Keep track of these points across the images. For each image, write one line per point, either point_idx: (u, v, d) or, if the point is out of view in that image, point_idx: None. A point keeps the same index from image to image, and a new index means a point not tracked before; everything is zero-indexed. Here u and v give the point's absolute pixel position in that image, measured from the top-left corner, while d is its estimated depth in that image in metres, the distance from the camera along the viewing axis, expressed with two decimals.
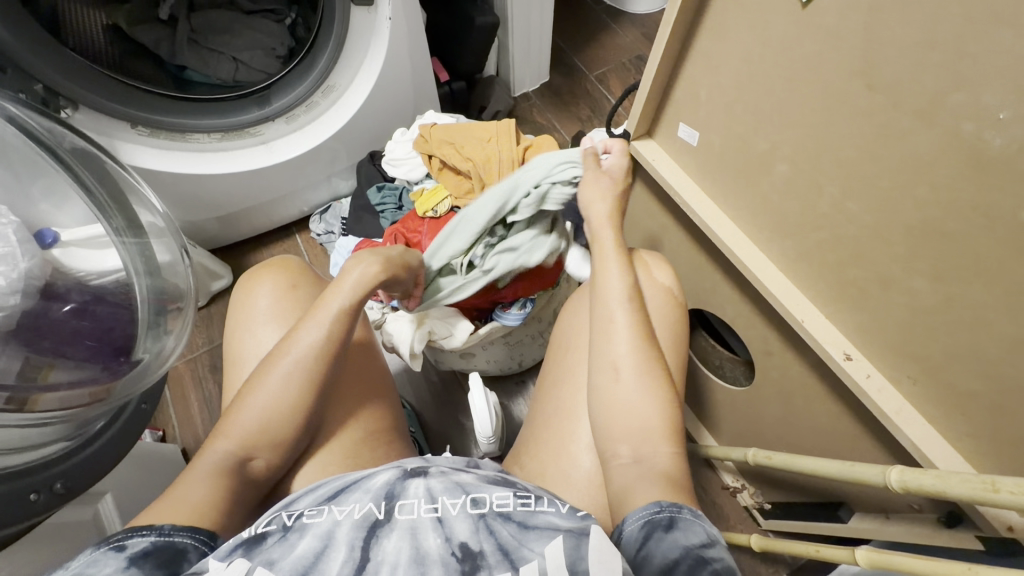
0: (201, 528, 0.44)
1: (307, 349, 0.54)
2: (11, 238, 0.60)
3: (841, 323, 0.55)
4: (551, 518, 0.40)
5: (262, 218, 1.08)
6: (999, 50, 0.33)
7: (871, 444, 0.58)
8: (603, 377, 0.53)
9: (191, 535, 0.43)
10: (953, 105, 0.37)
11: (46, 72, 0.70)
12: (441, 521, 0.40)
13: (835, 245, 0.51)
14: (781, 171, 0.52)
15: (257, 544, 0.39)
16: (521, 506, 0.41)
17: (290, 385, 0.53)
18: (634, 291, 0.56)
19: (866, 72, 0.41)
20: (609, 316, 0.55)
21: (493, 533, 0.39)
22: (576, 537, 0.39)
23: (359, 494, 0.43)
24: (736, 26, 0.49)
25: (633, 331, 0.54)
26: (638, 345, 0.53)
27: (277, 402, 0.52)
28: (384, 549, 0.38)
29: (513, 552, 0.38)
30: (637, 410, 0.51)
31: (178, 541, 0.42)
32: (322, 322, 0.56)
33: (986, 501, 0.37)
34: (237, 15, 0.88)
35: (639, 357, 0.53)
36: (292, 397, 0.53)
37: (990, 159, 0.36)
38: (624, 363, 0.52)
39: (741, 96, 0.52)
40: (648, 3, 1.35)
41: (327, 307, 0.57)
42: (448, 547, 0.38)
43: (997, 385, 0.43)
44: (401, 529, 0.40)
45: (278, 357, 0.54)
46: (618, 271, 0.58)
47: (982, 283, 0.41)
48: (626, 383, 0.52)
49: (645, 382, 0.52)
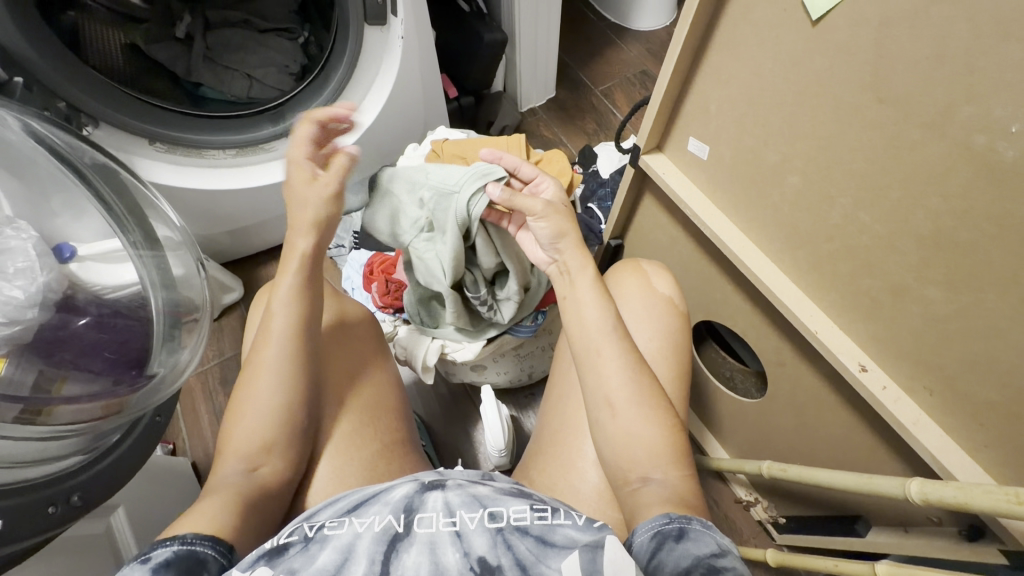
0: (221, 540, 0.44)
1: (269, 368, 0.55)
2: (31, 253, 0.64)
3: (854, 333, 0.55)
4: (569, 532, 0.40)
5: (272, 231, 1.08)
6: (1006, 63, 0.34)
7: (888, 456, 0.57)
8: (596, 411, 0.52)
9: (212, 545, 0.43)
10: (964, 118, 0.37)
11: (67, 88, 0.71)
12: (459, 535, 0.40)
13: (847, 256, 0.51)
14: (792, 182, 0.53)
15: (279, 554, 0.40)
16: (539, 520, 0.41)
17: (266, 419, 0.53)
18: (617, 320, 0.54)
19: (876, 86, 0.42)
20: (596, 347, 0.53)
21: (510, 547, 0.39)
22: (591, 550, 0.38)
23: (378, 506, 0.43)
24: (746, 42, 0.50)
25: (625, 358, 0.52)
26: (634, 371, 0.51)
27: (257, 420, 0.54)
28: (404, 564, 0.39)
29: (531, 568, 0.38)
30: (643, 433, 0.49)
31: (199, 551, 0.42)
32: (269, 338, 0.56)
33: (1008, 512, 0.37)
34: (253, 34, 0.91)
35: (639, 382, 0.51)
36: (271, 425, 0.53)
37: (1001, 171, 0.37)
38: (620, 396, 0.50)
39: (751, 110, 0.53)
40: (652, 20, 1.37)
41: (269, 329, 0.57)
42: (467, 561, 0.38)
43: (1015, 394, 0.43)
44: (419, 543, 0.40)
45: (246, 385, 0.56)
46: (596, 302, 0.54)
47: (998, 291, 0.41)
48: (624, 415, 0.50)
49: (644, 406, 0.50)
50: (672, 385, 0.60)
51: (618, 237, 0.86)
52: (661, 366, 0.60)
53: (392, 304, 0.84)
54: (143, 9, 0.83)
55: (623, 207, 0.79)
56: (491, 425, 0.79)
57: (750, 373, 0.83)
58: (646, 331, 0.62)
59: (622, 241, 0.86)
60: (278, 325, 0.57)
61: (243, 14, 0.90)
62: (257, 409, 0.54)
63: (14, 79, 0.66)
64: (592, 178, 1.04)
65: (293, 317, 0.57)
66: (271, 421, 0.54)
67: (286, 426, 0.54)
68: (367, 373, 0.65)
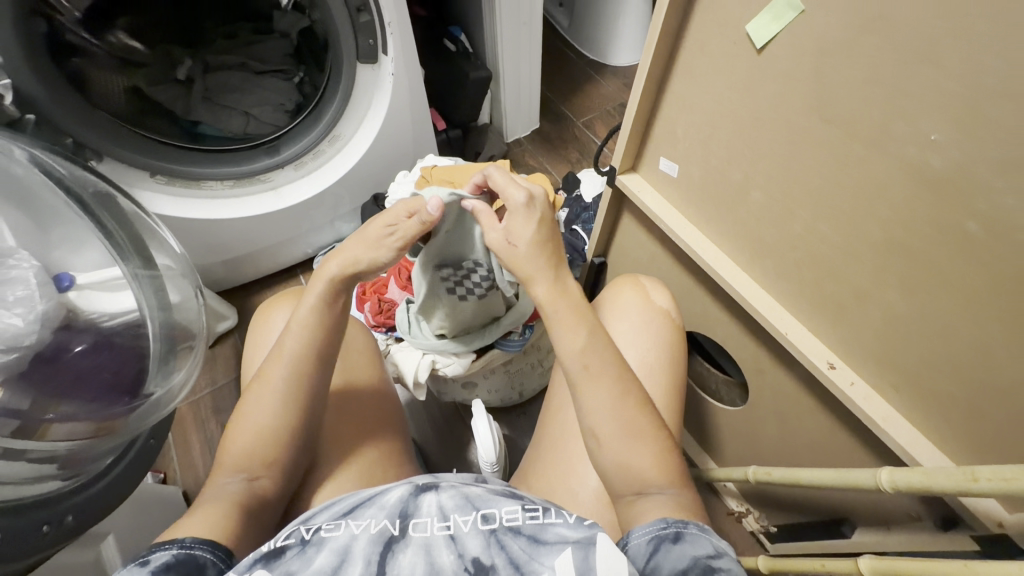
0: (219, 546, 0.45)
1: (272, 394, 0.55)
2: (31, 282, 0.63)
3: (823, 335, 0.58)
4: (561, 530, 0.40)
5: (267, 259, 1.11)
6: (924, 85, 0.39)
7: (863, 454, 0.59)
8: (587, 441, 0.51)
9: (211, 550, 0.44)
10: (897, 131, 0.42)
11: (74, 126, 0.76)
12: (453, 538, 0.42)
13: (810, 261, 0.55)
14: (755, 196, 0.57)
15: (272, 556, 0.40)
16: (530, 519, 0.42)
17: (272, 440, 0.54)
18: (594, 351, 0.51)
19: (819, 107, 0.46)
20: (580, 380, 0.51)
21: (503, 547, 0.41)
22: (583, 548, 0.39)
23: (374, 509, 0.45)
24: (704, 71, 0.55)
25: (613, 391, 0.50)
26: (619, 402, 0.50)
27: (259, 419, 0.55)
28: (400, 564, 0.40)
29: (524, 566, 0.39)
30: (633, 459, 0.48)
31: (198, 555, 0.43)
32: (286, 348, 0.57)
33: (966, 491, 0.39)
34: (249, 75, 0.95)
35: (628, 416, 0.49)
36: (271, 448, 0.54)
37: (934, 178, 0.41)
38: (606, 429, 0.49)
39: (714, 131, 0.58)
40: (628, 56, 1.46)
41: (283, 348, 0.57)
42: (461, 562, 0.40)
43: (969, 384, 0.46)
44: (414, 545, 0.41)
45: (256, 386, 0.57)
46: (571, 330, 0.52)
47: (941, 288, 0.44)
48: (611, 443, 0.49)
49: (634, 437, 0.49)
50: (663, 395, 0.62)
51: (602, 256, 0.90)
52: (657, 377, 0.63)
53: (384, 323, 0.86)
54: (144, 54, 0.84)
55: (605, 227, 0.84)
56: (483, 438, 0.78)
57: (733, 383, 0.85)
58: (641, 342, 0.65)
59: (605, 259, 0.90)
60: (296, 341, 0.57)
61: (239, 57, 0.93)
62: (259, 412, 0.55)
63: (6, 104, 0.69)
64: (576, 203, 1.09)
65: (309, 344, 0.58)
66: (279, 436, 0.55)
67: (283, 424, 0.55)
68: (372, 394, 0.68)
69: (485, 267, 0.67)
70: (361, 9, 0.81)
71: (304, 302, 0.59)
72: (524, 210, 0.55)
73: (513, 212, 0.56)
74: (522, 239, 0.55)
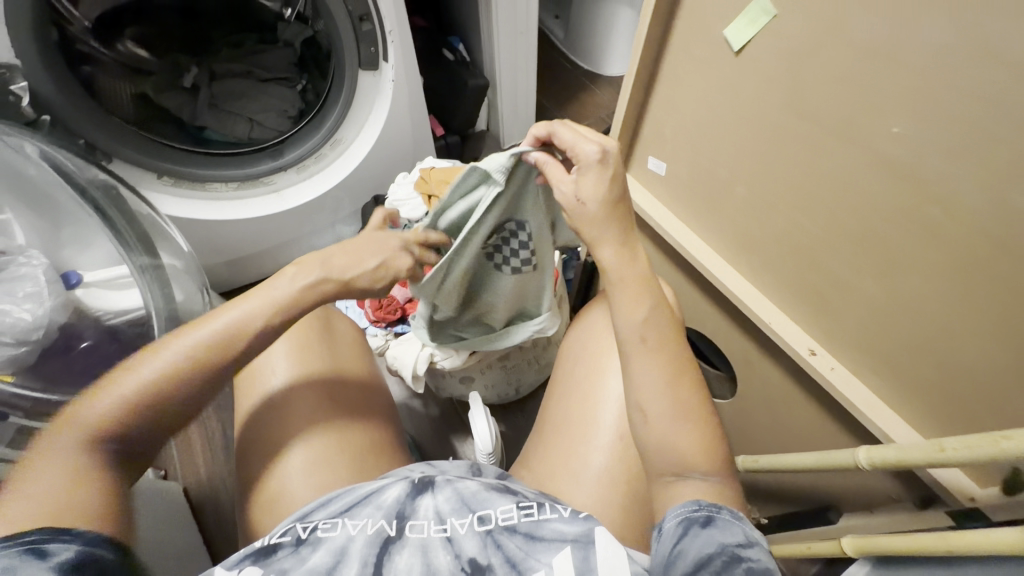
0: (121, 545, 0.38)
1: (169, 361, 0.45)
2: (39, 280, 0.68)
3: (804, 322, 0.61)
4: (557, 526, 0.43)
5: (269, 261, 1.14)
6: (884, 82, 0.42)
7: (844, 437, 0.62)
8: (631, 418, 0.47)
9: (114, 549, 0.37)
10: (863, 125, 0.45)
11: (87, 128, 0.79)
12: (450, 540, 0.43)
13: (789, 252, 0.58)
14: (738, 191, 0.60)
15: (266, 555, 0.42)
16: (525, 517, 0.44)
17: (143, 415, 0.44)
18: (655, 324, 0.48)
19: (793, 105, 0.49)
20: (631, 352, 0.47)
21: (500, 546, 0.43)
22: (582, 547, 0.41)
23: (371, 509, 0.45)
24: (687, 74, 0.59)
25: (664, 367, 0.46)
26: (671, 379, 0.46)
27: (137, 391, 0.43)
28: (397, 565, 0.42)
29: (520, 564, 0.41)
30: (673, 440, 0.44)
31: (103, 555, 0.36)
32: (210, 325, 0.48)
33: (934, 461, 0.41)
34: (254, 83, 0.99)
35: (680, 391, 0.46)
36: (136, 424, 0.43)
37: (897, 167, 0.44)
38: (654, 405, 0.45)
39: (698, 130, 0.61)
40: (621, 66, 1.50)
41: (218, 314, 0.49)
42: (458, 563, 0.42)
43: (939, 364, 0.48)
44: (411, 546, 0.43)
45: (149, 354, 0.46)
46: (634, 299, 0.49)
47: (908, 272, 0.47)
48: (658, 419, 0.45)
49: (684, 413, 0.45)
50: None
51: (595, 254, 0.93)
52: None
53: (384, 318, 0.87)
54: (152, 63, 0.89)
55: None
56: (479, 429, 0.78)
57: (725, 378, 0.87)
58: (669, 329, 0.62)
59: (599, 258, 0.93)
60: (231, 313, 0.49)
61: (245, 65, 0.97)
62: (141, 383, 0.44)
63: (23, 106, 0.72)
64: None
65: (247, 328, 0.49)
66: (152, 415, 0.44)
67: (172, 410, 0.45)
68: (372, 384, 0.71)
69: (526, 233, 0.62)
70: (364, 19, 0.85)
71: (266, 287, 0.52)
72: (596, 164, 0.50)
73: (582, 167, 0.51)
74: (593, 196, 0.50)
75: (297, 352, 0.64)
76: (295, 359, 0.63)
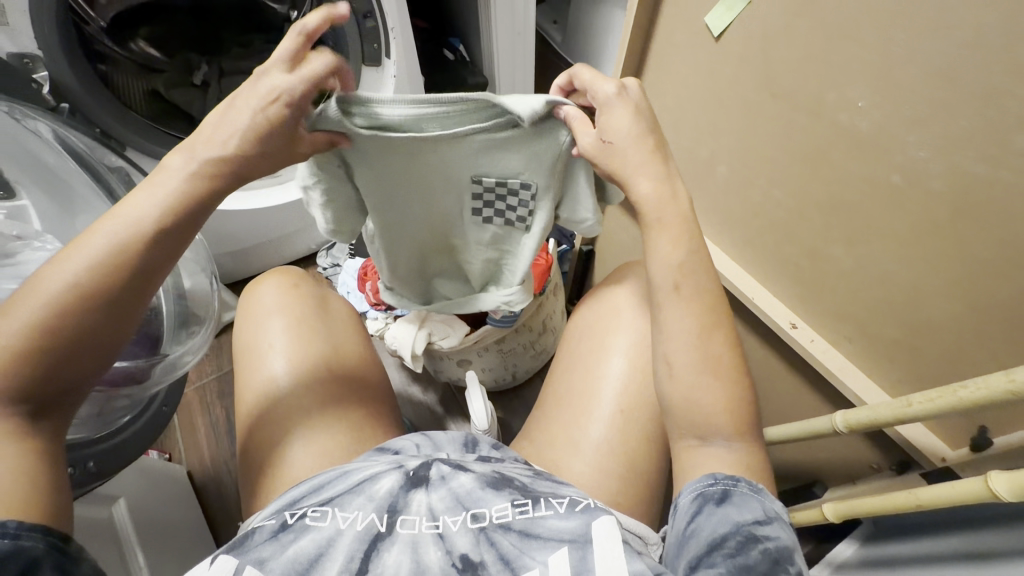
0: (55, 530, 0.35)
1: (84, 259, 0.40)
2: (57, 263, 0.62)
3: (785, 297, 0.63)
4: (552, 521, 0.40)
5: (272, 252, 1.17)
6: (849, 58, 0.45)
7: (826, 409, 0.64)
8: (656, 371, 0.47)
9: (44, 537, 0.34)
10: (831, 101, 0.48)
11: (102, 117, 0.83)
12: (442, 536, 0.40)
13: (770, 228, 0.61)
14: (721, 171, 0.63)
15: (244, 543, 0.39)
16: (520, 514, 0.41)
17: (63, 319, 0.39)
18: (690, 272, 0.47)
19: (768, 85, 0.53)
20: (660, 301, 0.47)
21: (494, 543, 0.40)
22: (580, 547, 0.38)
23: (362, 500, 0.42)
24: (672, 60, 0.62)
25: (693, 318, 0.46)
26: (700, 333, 0.45)
27: (14, 335, 0.37)
28: (385, 562, 0.38)
29: (514, 562, 0.39)
30: (698, 395, 0.44)
31: (27, 546, 0.33)
32: (96, 244, 0.41)
33: (903, 416, 0.43)
34: (260, 79, 1.00)
35: (707, 346, 0.45)
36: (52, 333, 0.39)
37: (861, 139, 0.47)
38: (681, 357, 0.45)
39: (683, 114, 0.64)
40: None
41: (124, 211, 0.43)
42: (449, 559, 0.39)
43: (908, 329, 0.51)
44: (401, 542, 0.40)
45: (61, 260, 0.41)
46: (669, 242, 0.48)
47: (876, 240, 0.50)
48: (682, 373, 0.45)
49: (711, 368, 0.44)
50: None
51: (590, 243, 0.96)
52: None
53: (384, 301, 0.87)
54: (163, 61, 0.94)
55: None
56: (474, 405, 0.78)
57: None
58: None
59: (593, 247, 0.97)
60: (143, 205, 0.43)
61: (253, 63, 0.99)
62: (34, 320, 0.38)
63: (44, 94, 0.76)
64: None
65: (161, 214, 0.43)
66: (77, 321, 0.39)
67: (98, 310, 0.40)
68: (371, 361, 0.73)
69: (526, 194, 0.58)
70: (367, 16, 0.89)
71: (126, 204, 0.43)
72: (617, 101, 0.49)
73: (603, 106, 0.49)
74: (621, 133, 0.48)
75: (295, 327, 0.66)
76: (295, 336, 0.65)
